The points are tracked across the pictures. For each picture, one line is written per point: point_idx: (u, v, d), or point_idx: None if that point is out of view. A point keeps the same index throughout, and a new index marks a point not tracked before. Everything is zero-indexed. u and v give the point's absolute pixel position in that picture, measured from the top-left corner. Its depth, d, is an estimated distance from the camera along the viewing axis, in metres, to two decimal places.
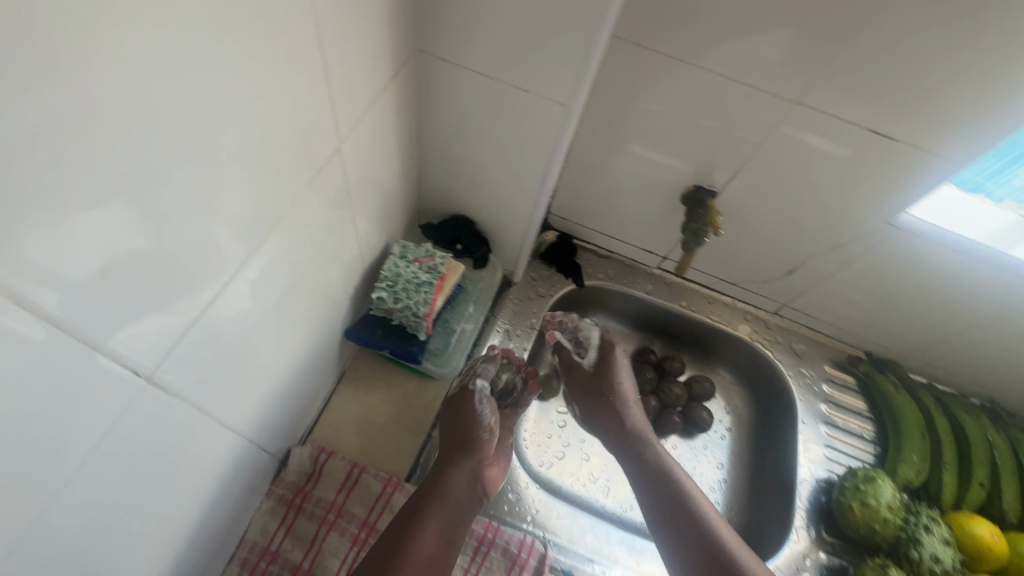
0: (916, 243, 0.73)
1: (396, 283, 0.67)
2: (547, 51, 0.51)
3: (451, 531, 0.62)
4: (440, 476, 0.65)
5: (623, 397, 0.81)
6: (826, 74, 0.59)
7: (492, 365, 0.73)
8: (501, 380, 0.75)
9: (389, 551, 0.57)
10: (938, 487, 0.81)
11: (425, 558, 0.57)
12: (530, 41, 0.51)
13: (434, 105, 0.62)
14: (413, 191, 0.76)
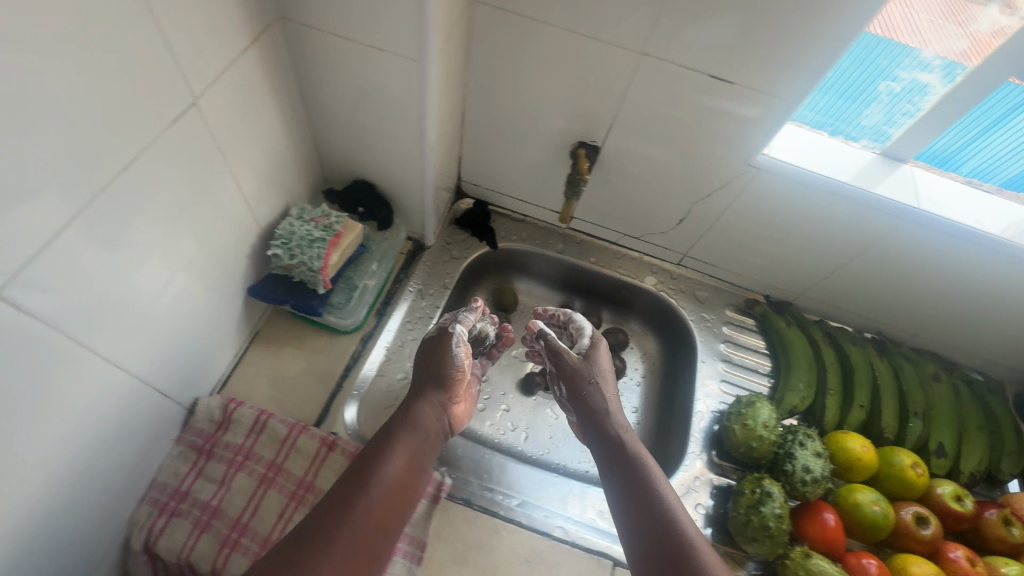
0: (777, 181, 0.79)
1: (290, 241, 0.72)
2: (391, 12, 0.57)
3: (419, 459, 0.67)
4: (410, 409, 0.71)
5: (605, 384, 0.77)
6: (659, 25, 0.66)
7: (471, 312, 0.82)
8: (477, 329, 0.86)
9: (360, 474, 0.61)
10: (821, 411, 0.88)
11: (392, 483, 0.62)
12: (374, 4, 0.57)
13: (312, 73, 0.68)
14: (313, 159, 0.81)
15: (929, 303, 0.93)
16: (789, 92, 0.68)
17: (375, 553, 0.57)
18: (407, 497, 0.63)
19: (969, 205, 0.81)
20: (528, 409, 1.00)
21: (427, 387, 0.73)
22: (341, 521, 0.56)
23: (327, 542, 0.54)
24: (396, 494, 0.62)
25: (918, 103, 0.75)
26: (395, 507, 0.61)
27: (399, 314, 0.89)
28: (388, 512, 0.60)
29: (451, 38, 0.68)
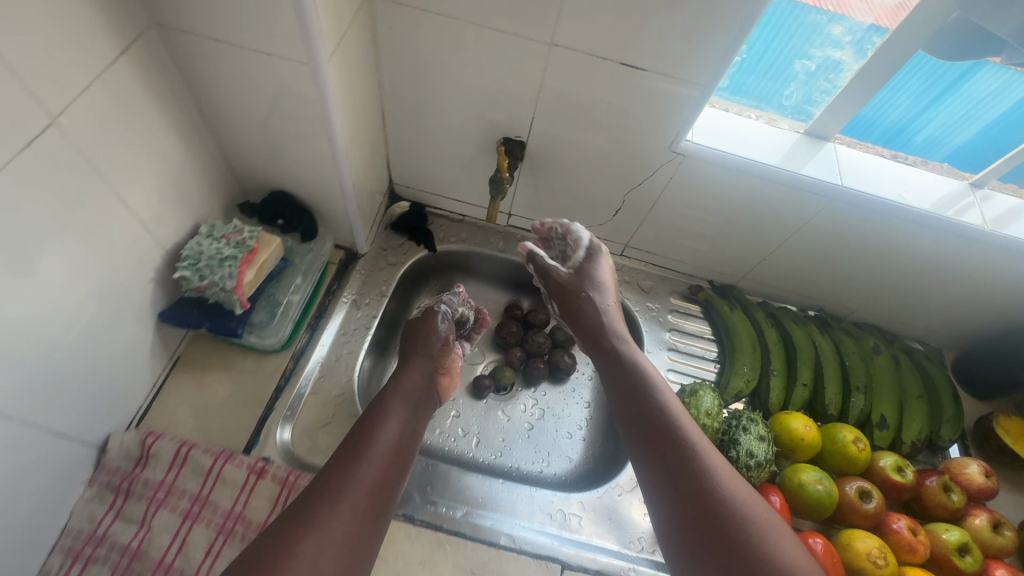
0: (705, 166, 0.78)
1: (199, 261, 0.68)
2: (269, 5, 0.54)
3: (414, 422, 0.69)
4: (399, 381, 0.73)
5: (597, 294, 0.80)
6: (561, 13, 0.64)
7: (454, 297, 0.90)
8: (458, 311, 0.91)
9: (358, 439, 0.62)
10: (766, 393, 0.88)
11: (390, 445, 0.63)
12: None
13: (203, 79, 0.64)
14: (223, 173, 0.77)
15: (866, 277, 0.94)
16: (705, 75, 0.67)
17: (382, 506, 0.58)
18: (404, 458, 0.64)
19: (890, 178, 0.82)
20: (479, 413, 0.99)
21: (417, 358, 0.78)
22: (346, 478, 0.57)
23: (332, 499, 0.54)
24: (394, 453, 0.63)
25: (834, 80, 0.75)
26: (395, 465, 0.62)
27: (332, 326, 0.85)
28: (389, 470, 0.61)
29: (348, 33, 0.65)
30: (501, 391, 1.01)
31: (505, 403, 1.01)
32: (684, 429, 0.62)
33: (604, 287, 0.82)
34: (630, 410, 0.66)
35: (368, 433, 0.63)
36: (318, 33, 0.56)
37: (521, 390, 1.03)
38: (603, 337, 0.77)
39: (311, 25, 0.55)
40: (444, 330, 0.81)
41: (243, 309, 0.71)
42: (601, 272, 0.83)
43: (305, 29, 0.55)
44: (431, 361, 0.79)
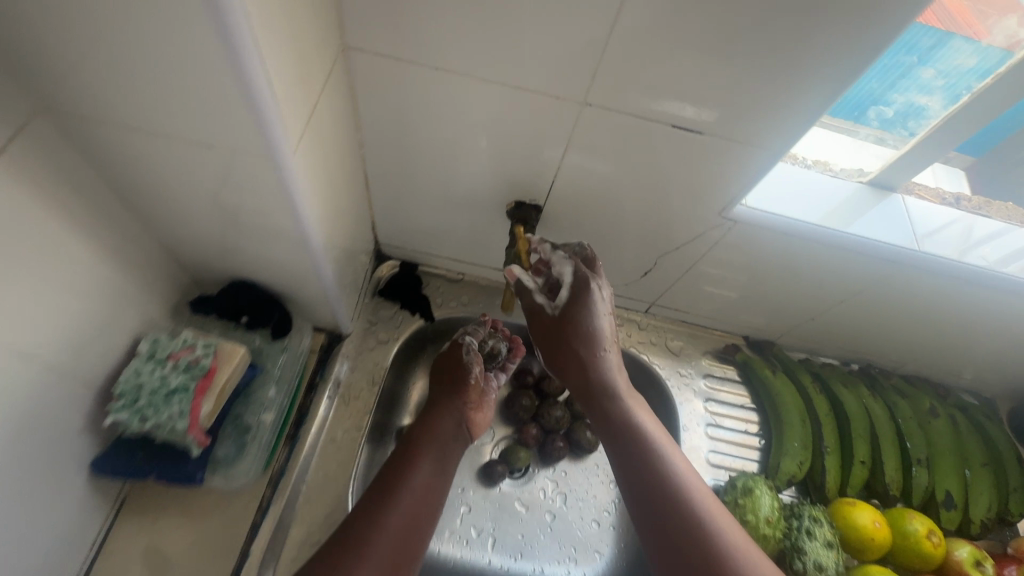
0: (757, 232, 0.69)
1: (138, 398, 0.53)
2: (201, 77, 0.39)
3: (444, 467, 0.64)
4: (431, 420, 0.69)
5: (594, 344, 0.64)
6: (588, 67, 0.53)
7: (481, 327, 0.80)
8: (486, 345, 0.79)
9: (387, 479, 0.59)
10: (821, 476, 0.78)
11: (420, 486, 0.59)
12: (173, 69, 0.39)
13: (124, 164, 0.49)
14: (170, 266, 0.63)
15: (921, 333, 0.84)
16: (746, 131, 0.58)
17: (412, 547, 0.53)
18: (436, 502, 0.59)
19: (962, 241, 0.72)
20: (492, 506, 0.86)
21: (446, 397, 0.72)
22: (372, 521, 0.53)
23: (359, 547, 0.50)
24: (424, 497, 0.58)
25: (911, 128, 0.62)
26: (425, 508, 0.57)
27: (316, 434, 0.71)
28: (418, 515, 0.56)
29: (313, 97, 0.50)
30: (516, 475, 0.88)
31: (523, 490, 0.88)
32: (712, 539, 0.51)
33: (597, 336, 0.64)
34: (634, 486, 0.57)
35: (398, 472, 0.59)
36: (271, 108, 0.42)
37: (538, 471, 0.89)
38: (605, 401, 0.63)
39: (260, 100, 0.40)
40: (474, 363, 0.74)
41: (201, 449, 0.56)
42: (602, 320, 0.64)
43: (249, 107, 0.41)
44: (462, 398, 0.73)
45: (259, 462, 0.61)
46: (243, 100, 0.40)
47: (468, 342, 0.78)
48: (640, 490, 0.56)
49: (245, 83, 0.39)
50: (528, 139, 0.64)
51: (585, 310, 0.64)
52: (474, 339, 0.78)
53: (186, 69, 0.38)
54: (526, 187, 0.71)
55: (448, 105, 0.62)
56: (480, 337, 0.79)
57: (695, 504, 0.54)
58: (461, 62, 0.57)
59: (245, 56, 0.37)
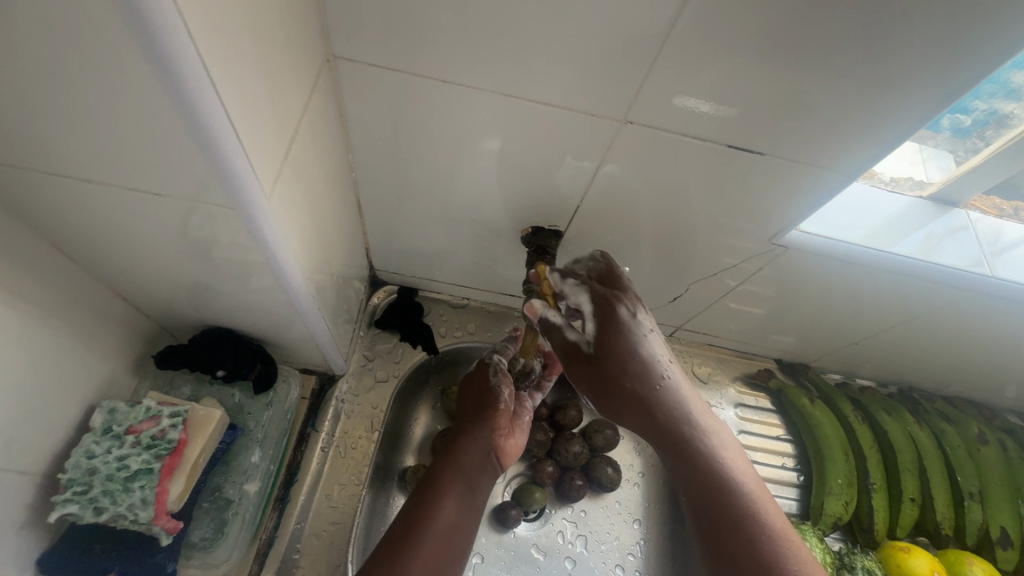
0: (806, 259, 0.64)
1: (90, 486, 0.44)
2: (140, 101, 0.30)
3: (471, 505, 0.58)
4: (460, 441, 0.63)
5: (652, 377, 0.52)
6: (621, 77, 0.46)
7: (511, 343, 0.71)
8: (518, 362, 0.69)
9: (411, 515, 0.54)
10: (869, 517, 0.71)
11: (445, 526, 0.54)
12: (103, 92, 0.30)
13: (58, 209, 0.40)
14: (134, 316, 0.54)
15: (971, 355, 0.77)
16: (796, 149, 0.51)
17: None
18: (462, 544, 0.54)
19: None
20: (506, 554, 0.76)
21: (471, 424, 0.64)
22: (395, 572, 0.48)
23: None
24: (450, 538, 0.53)
25: (990, 137, 0.54)
26: (450, 549, 0.53)
27: (309, 493, 0.62)
28: (442, 559, 0.51)
29: (292, 121, 0.41)
30: (531, 516, 0.79)
31: (539, 533, 0.79)
32: None
33: (652, 368, 0.52)
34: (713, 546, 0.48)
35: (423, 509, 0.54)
36: (229, 136, 0.33)
37: (554, 511, 0.81)
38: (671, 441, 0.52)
39: (213, 126, 0.32)
40: (502, 385, 0.66)
41: (169, 537, 0.48)
42: (648, 345, 0.53)
43: (196, 135, 0.32)
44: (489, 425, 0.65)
45: (242, 543, 0.56)
46: (189, 127, 0.31)
47: (496, 361, 0.70)
48: (703, 523, 0.49)
49: (189, 105, 0.30)
50: (545, 159, 0.56)
51: (631, 345, 0.52)
52: (502, 357, 0.70)
53: (120, 92, 0.30)
54: (541, 210, 0.63)
55: (452, 121, 0.53)
56: (509, 355, 0.71)
57: (777, 546, 0.46)
58: (469, 71, 0.48)
59: (185, 72, 0.29)
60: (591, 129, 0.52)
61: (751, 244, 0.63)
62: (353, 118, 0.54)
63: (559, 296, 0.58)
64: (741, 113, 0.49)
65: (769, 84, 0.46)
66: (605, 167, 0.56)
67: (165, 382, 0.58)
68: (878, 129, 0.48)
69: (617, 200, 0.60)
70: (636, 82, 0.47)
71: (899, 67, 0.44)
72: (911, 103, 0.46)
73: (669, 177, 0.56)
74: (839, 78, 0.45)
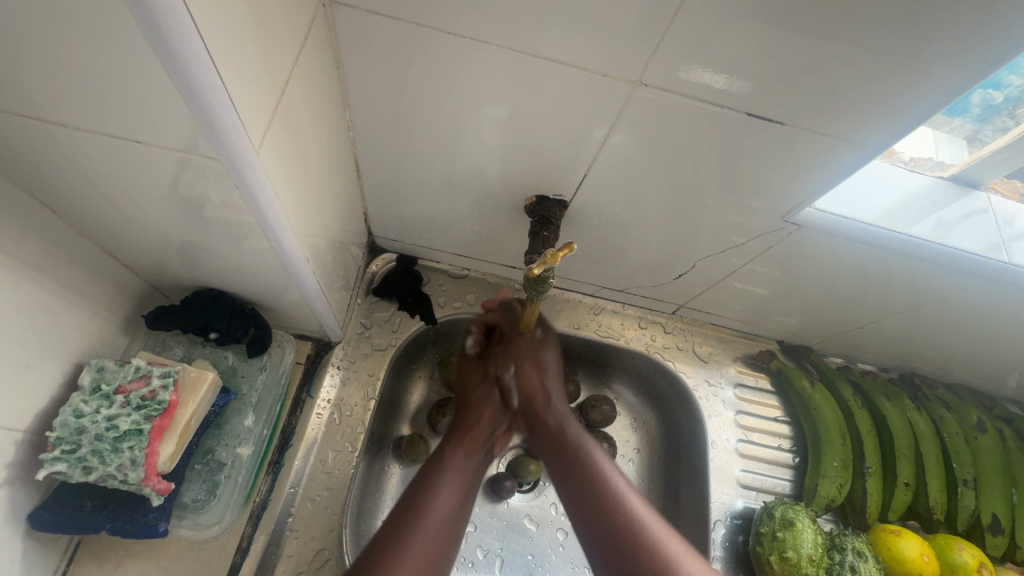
0: (818, 239, 0.62)
1: (79, 445, 0.44)
2: (117, 40, 0.28)
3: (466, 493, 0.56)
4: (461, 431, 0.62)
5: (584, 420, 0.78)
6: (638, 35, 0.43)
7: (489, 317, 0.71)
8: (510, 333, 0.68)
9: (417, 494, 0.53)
10: (862, 499, 0.72)
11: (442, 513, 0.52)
12: (75, 27, 0.27)
13: (37, 157, 0.37)
14: (125, 275, 0.52)
15: (977, 343, 0.76)
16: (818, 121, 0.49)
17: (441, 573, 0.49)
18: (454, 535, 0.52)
19: None
20: (500, 524, 0.77)
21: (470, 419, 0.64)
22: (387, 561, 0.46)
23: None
24: (452, 525, 0.52)
25: (1020, 116, 0.51)
26: (452, 532, 0.52)
27: (304, 458, 0.61)
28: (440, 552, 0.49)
29: (284, 70, 0.39)
30: (525, 487, 0.80)
31: (532, 504, 0.79)
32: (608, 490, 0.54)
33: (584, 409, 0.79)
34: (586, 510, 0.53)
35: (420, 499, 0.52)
36: (208, 75, 0.30)
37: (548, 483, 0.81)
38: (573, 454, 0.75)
39: (189, 64, 0.29)
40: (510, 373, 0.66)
41: (162, 498, 0.48)
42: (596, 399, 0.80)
43: (173, 72, 0.29)
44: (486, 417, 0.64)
45: (235, 504, 0.56)
46: (165, 63, 0.29)
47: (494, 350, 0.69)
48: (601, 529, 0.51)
49: (164, 36, 0.27)
50: (553, 125, 0.53)
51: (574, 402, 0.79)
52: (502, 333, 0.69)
53: (95, 29, 0.27)
54: (546, 179, 0.60)
55: (456, 79, 0.50)
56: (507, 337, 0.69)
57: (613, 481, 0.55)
58: (476, 25, 0.45)
59: (162, 9, 0.26)
60: (602, 94, 0.49)
61: (762, 222, 0.61)
62: (352, 73, 0.51)
63: (533, 271, 0.50)
64: (764, 82, 0.46)
65: (796, 50, 0.43)
66: (616, 136, 0.53)
67: (157, 342, 0.57)
68: (904, 105, 0.46)
69: (627, 171, 0.58)
70: (654, 42, 0.44)
71: (937, 35, 0.41)
72: (947, 75, 0.43)
73: (681, 148, 0.54)
74: (874, 44, 0.42)
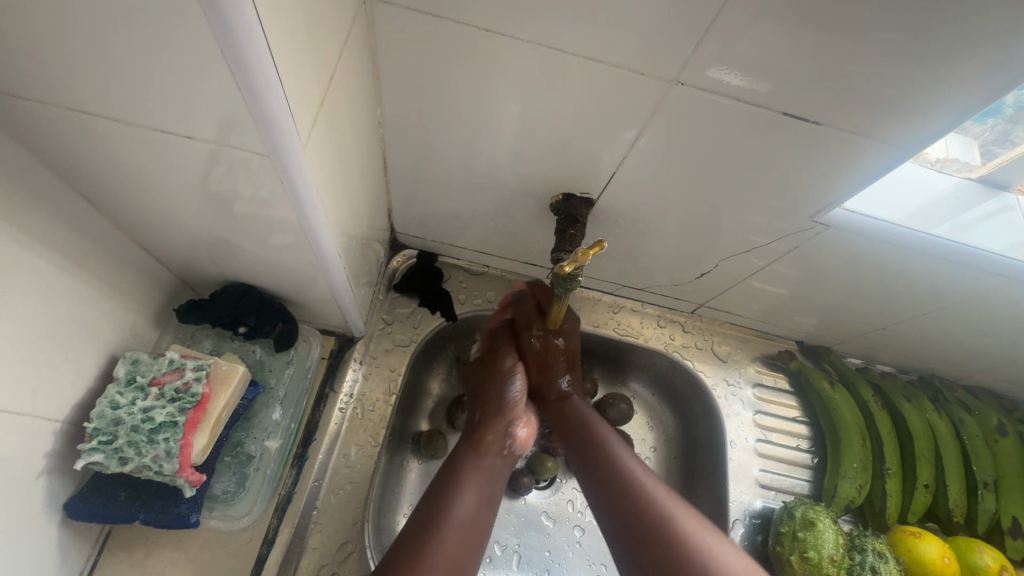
0: (844, 239, 0.62)
1: (115, 436, 0.44)
2: (177, 32, 0.28)
3: (487, 492, 0.54)
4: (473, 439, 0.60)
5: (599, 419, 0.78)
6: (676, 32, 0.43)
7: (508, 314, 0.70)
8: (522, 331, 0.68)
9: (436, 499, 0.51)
10: (882, 501, 0.71)
11: (463, 519, 0.50)
12: (138, 19, 0.28)
13: (81, 149, 0.38)
14: (157, 268, 0.53)
15: (1000, 346, 0.76)
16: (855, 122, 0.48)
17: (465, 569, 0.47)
18: (482, 535, 0.50)
19: None
20: (517, 520, 0.77)
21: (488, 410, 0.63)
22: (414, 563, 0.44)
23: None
24: (476, 528, 0.50)
25: None
26: (478, 529, 0.50)
27: (328, 452, 0.62)
28: (464, 553, 0.47)
29: (329, 66, 0.39)
30: (543, 485, 0.80)
31: (549, 501, 0.80)
32: (625, 481, 0.54)
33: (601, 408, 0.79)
34: (608, 501, 0.54)
35: (443, 498, 0.51)
36: (266, 69, 0.30)
37: (564, 481, 0.82)
38: None
39: (249, 58, 0.29)
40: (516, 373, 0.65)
41: (193, 490, 0.49)
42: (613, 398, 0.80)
43: (232, 63, 0.29)
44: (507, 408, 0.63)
45: (262, 497, 0.56)
46: (226, 55, 0.29)
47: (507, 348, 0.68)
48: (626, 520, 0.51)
49: (228, 27, 0.28)
50: (583, 123, 0.53)
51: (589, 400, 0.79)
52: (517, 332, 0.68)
53: (157, 22, 0.28)
54: (571, 178, 0.60)
55: (488, 76, 0.50)
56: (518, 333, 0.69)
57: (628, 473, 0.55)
58: (511, 22, 0.45)
59: (232, 6, 0.27)
60: (634, 92, 0.49)
61: (787, 222, 0.61)
62: (385, 69, 0.51)
63: (563, 268, 0.50)
64: (801, 81, 0.45)
65: (837, 49, 0.43)
66: (646, 134, 0.53)
67: (187, 335, 0.58)
68: (945, 107, 0.45)
69: (654, 171, 0.57)
70: (691, 40, 0.44)
71: (984, 35, 0.40)
72: (991, 75, 0.43)
73: (710, 148, 0.53)
74: (916, 45, 0.41)
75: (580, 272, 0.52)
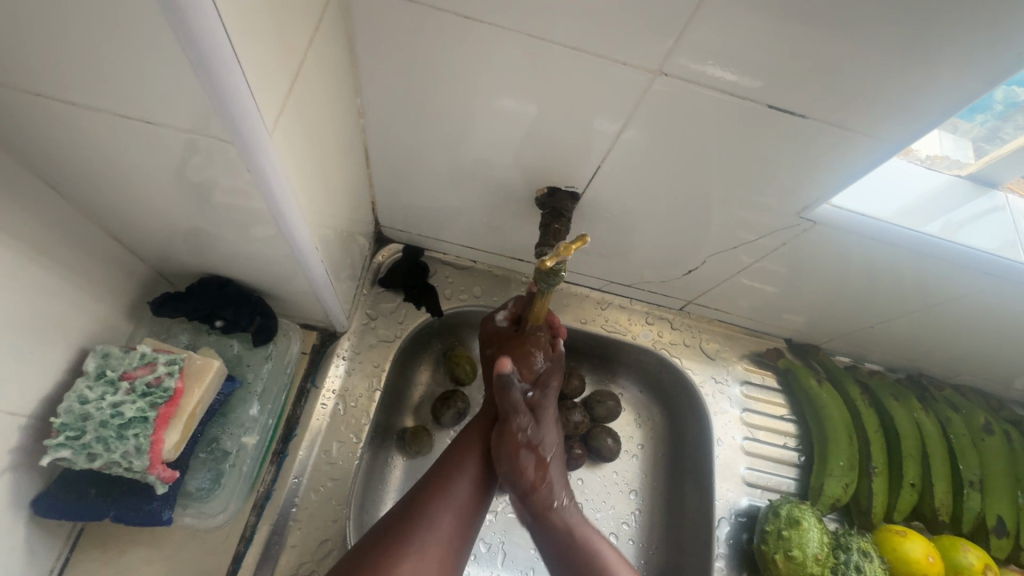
0: (833, 236, 0.61)
1: (83, 432, 0.43)
2: (130, 11, 0.27)
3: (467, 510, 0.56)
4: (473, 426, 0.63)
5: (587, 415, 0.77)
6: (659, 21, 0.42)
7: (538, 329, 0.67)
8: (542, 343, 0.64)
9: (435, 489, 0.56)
10: (867, 499, 0.71)
11: (439, 547, 0.52)
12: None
13: (42, 136, 0.37)
14: (130, 260, 0.52)
15: (988, 344, 0.75)
16: (840, 116, 0.47)
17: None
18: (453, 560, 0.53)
19: None
20: (503, 518, 0.77)
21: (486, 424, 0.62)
22: None
23: None
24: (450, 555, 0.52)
25: None
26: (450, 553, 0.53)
27: (308, 448, 0.61)
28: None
29: (298, 51, 0.38)
30: None
31: None
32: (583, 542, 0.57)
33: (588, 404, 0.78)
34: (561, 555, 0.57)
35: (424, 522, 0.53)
36: (223, 49, 0.29)
37: None
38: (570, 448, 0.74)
39: (205, 39, 0.28)
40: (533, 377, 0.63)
41: (166, 486, 0.48)
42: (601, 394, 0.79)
43: (188, 45, 0.28)
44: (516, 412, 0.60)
45: (239, 493, 0.55)
46: (181, 37, 0.28)
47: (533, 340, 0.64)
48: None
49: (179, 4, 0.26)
50: (567, 115, 0.52)
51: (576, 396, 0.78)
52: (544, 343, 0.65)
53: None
54: (556, 171, 0.59)
55: (469, 66, 0.49)
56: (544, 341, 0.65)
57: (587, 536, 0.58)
58: (491, 9, 0.44)
59: None
60: (618, 84, 0.48)
61: (774, 219, 0.60)
62: (364, 57, 0.50)
63: (546, 262, 0.49)
64: (788, 74, 0.45)
65: (823, 41, 0.42)
66: (631, 127, 0.52)
67: (162, 329, 0.56)
68: (930, 100, 0.45)
69: (640, 165, 0.57)
70: (676, 30, 0.43)
71: (972, 27, 0.39)
72: (977, 69, 0.42)
73: (696, 142, 0.53)
74: (903, 37, 0.41)
75: (564, 267, 0.51)
